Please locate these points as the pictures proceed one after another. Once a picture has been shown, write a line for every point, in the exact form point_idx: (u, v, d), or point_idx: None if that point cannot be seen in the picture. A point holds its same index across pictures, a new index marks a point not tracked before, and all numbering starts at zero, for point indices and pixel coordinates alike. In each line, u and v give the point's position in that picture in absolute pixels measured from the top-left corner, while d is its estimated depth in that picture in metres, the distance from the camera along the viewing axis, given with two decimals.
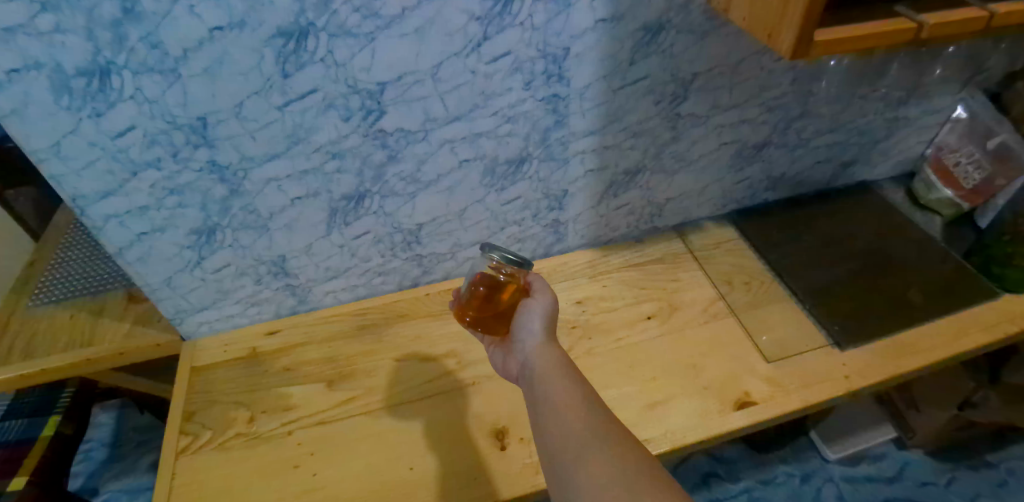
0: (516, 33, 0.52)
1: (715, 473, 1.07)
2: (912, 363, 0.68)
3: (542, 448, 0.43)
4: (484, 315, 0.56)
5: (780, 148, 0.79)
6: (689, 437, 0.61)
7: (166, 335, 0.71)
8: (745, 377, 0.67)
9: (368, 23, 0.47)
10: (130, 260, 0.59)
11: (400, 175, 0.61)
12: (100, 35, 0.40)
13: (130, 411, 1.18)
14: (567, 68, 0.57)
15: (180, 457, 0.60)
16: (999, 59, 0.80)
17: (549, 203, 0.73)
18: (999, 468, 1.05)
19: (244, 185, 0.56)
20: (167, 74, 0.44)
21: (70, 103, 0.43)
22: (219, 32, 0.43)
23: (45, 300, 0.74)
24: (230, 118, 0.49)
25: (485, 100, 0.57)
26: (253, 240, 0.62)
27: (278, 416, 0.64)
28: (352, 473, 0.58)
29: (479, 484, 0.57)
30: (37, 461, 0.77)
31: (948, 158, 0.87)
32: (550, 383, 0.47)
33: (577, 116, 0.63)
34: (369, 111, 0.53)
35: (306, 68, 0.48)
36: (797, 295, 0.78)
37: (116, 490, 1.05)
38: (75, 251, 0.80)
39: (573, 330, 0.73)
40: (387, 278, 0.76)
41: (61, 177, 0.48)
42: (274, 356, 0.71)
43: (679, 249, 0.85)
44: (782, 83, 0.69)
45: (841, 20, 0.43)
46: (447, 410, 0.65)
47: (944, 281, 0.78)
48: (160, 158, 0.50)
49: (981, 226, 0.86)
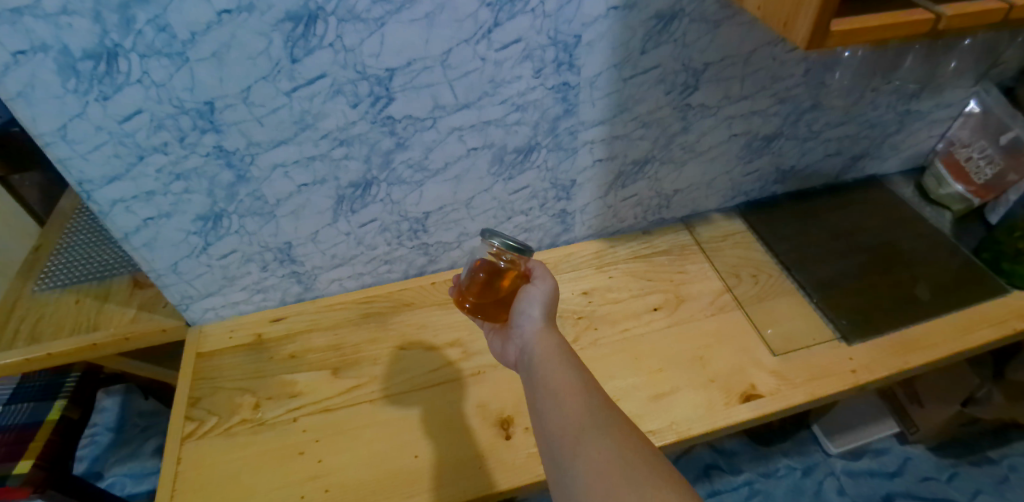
0: (527, 19, 0.51)
1: (716, 465, 1.08)
2: (918, 358, 0.67)
3: (542, 435, 0.43)
4: (485, 302, 0.55)
5: (790, 140, 0.79)
6: (694, 429, 0.61)
7: (171, 320, 0.71)
8: (752, 370, 0.67)
9: (377, 8, 0.46)
10: (136, 245, 0.58)
11: (407, 161, 0.61)
12: (107, 17, 0.39)
13: (134, 396, 1.18)
14: (578, 56, 0.57)
15: (186, 441, 0.60)
16: (1015, 53, 0.79)
17: (556, 193, 0.73)
18: (1001, 464, 1.05)
19: (251, 171, 0.55)
20: (175, 57, 0.44)
21: (77, 86, 0.43)
22: (228, 16, 0.43)
23: (51, 284, 0.74)
24: (237, 103, 0.49)
25: (495, 88, 0.57)
26: (259, 226, 0.62)
27: (283, 403, 0.64)
28: (359, 461, 0.59)
29: (482, 473, 0.57)
30: (43, 445, 0.77)
31: (960, 152, 0.87)
32: (550, 370, 0.47)
33: (588, 105, 0.62)
34: (378, 97, 0.53)
35: (314, 53, 0.47)
36: (804, 288, 0.78)
37: (119, 475, 1.06)
38: (79, 237, 0.80)
39: (578, 320, 0.73)
40: (393, 267, 0.76)
41: (67, 161, 0.48)
42: (279, 343, 0.71)
43: (685, 241, 0.85)
44: (794, 74, 0.68)
45: (856, 12, 0.42)
46: (451, 399, 0.65)
47: (953, 277, 0.78)
48: (166, 143, 0.49)
49: (992, 221, 0.86)
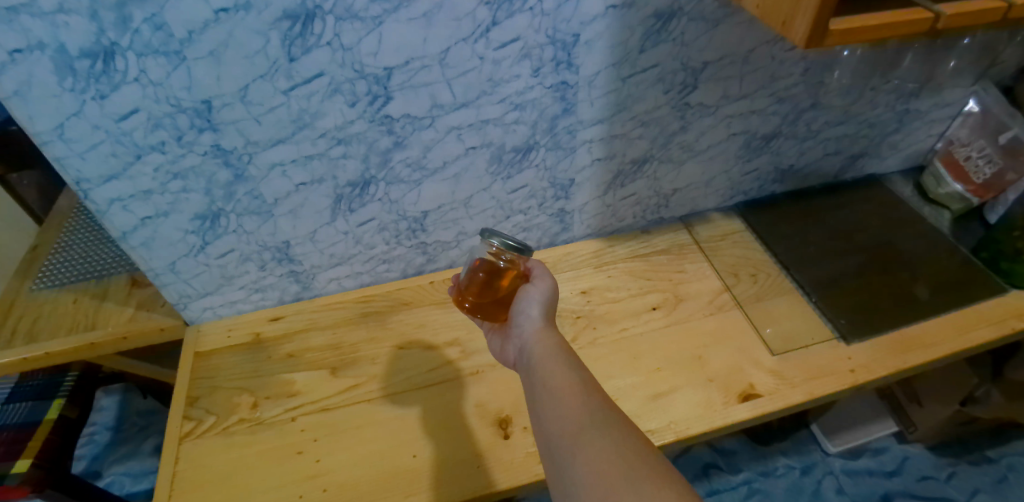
0: (525, 18, 0.51)
1: (715, 465, 1.08)
2: (917, 358, 0.67)
3: (542, 435, 0.43)
4: (484, 301, 0.55)
5: (788, 140, 0.79)
6: (692, 429, 0.61)
7: (169, 320, 0.71)
8: (750, 369, 0.67)
9: (375, 7, 0.46)
10: (134, 244, 0.58)
11: (405, 161, 0.61)
12: (104, 15, 0.39)
13: (133, 395, 1.18)
14: (577, 55, 0.56)
15: (183, 441, 0.60)
16: (1014, 53, 0.79)
17: (555, 192, 0.73)
18: (999, 463, 1.05)
19: (249, 170, 0.55)
20: (172, 56, 0.44)
21: (74, 85, 0.42)
22: (225, 14, 0.43)
23: (48, 284, 0.74)
24: (235, 102, 0.49)
25: (493, 87, 0.56)
26: (257, 225, 0.62)
27: (282, 402, 0.64)
28: (357, 460, 0.59)
29: (480, 472, 0.57)
30: (42, 444, 0.77)
31: (959, 152, 0.86)
32: (550, 370, 0.47)
33: (587, 104, 0.62)
34: (376, 97, 0.53)
35: (312, 51, 0.47)
36: (803, 288, 0.78)
37: (118, 474, 1.06)
38: (78, 236, 0.80)
39: (576, 319, 0.73)
40: (391, 266, 0.76)
41: (64, 160, 0.47)
42: (277, 342, 0.71)
43: (684, 240, 0.85)
44: (793, 73, 0.68)
45: (856, 11, 0.42)
46: (449, 398, 0.65)
47: (951, 276, 0.78)
48: (164, 142, 0.49)
49: (991, 220, 0.86)
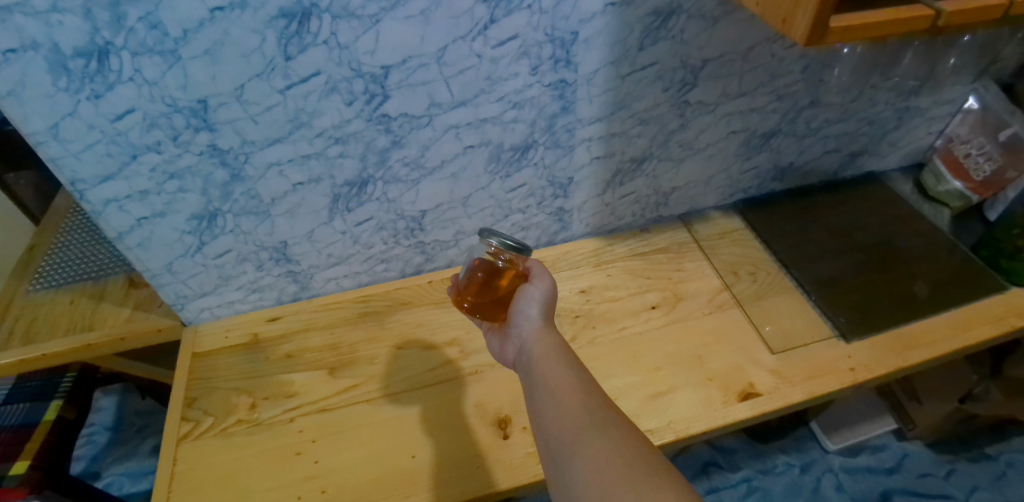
0: (523, 16, 0.51)
1: (715, 463, 1.08)
2: (917, 356, 0.67)
3: (541, 435, 0.43)
4: (483, 301, 0.55)
5: (788, 137, 0.78)
6: (692, 428, 0.61)
7: (167, 320, 0.70)
8: (750, 368, 0.67)
9: (372, 5, 0.46)
10: (130, 245, 0.58)
11: (403, 160, 0.60)
12: (97, 14, 0.39)
13: (131, 396, 1.18)
14: (575, 54, 0.56)
15: (181, 442, 0.60)
16: (1014, 50, 0.79)
17: (554, 191, 0.73)
18: (998, 460, 1.06)
19: (246, 169, 0.55)
20: (167, 55, 0.43)
21: (68, 85, 0.42)
22: (220, 13, 0.42)
23: (45, 284, 0.73)
24: (231, 101, 0.48)
25: (491, 85, 0.56)
26: (254, 225, 0.61)
27: (281, 403, 0.64)
28: (356, 460, 0.58)
29: (480, 472, 0.57)
30: (39, 445, 0.77)
31: (959, 149, 0.86)
32: (550, 369, 0.46)
33: (586, 103, 0.62)
34: (373, 96, 0.52)
35: (308, 50, 0.47)
36: (803, 287, 0.77)
37: (117, 475, 1.06)
38: (75, 236, 0.80)
39: (576, 319, 0.73)
40: (390, 265, 0.76)
41: (59, 160, 0.47)
42: (275, 342, 0.71)
43: (684, 239, 0.84)
44: (792, 71, 0.68)
45: (856, 7, 0.42)
46: (449, 398, 0.64)
47: (951, 274, 0.78)
48: (160, 142, 0.49)
49: (990, 218, 0.86)
